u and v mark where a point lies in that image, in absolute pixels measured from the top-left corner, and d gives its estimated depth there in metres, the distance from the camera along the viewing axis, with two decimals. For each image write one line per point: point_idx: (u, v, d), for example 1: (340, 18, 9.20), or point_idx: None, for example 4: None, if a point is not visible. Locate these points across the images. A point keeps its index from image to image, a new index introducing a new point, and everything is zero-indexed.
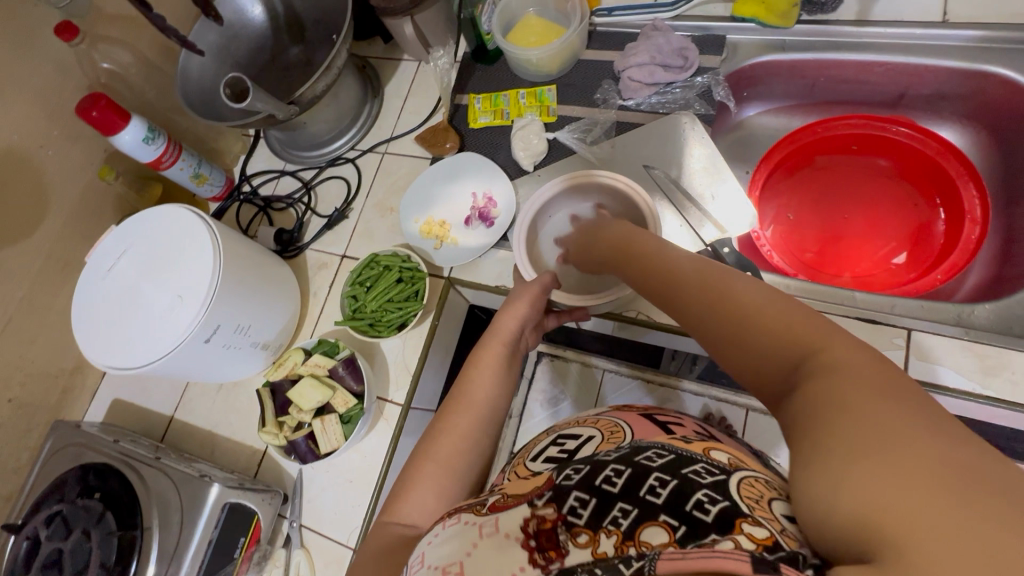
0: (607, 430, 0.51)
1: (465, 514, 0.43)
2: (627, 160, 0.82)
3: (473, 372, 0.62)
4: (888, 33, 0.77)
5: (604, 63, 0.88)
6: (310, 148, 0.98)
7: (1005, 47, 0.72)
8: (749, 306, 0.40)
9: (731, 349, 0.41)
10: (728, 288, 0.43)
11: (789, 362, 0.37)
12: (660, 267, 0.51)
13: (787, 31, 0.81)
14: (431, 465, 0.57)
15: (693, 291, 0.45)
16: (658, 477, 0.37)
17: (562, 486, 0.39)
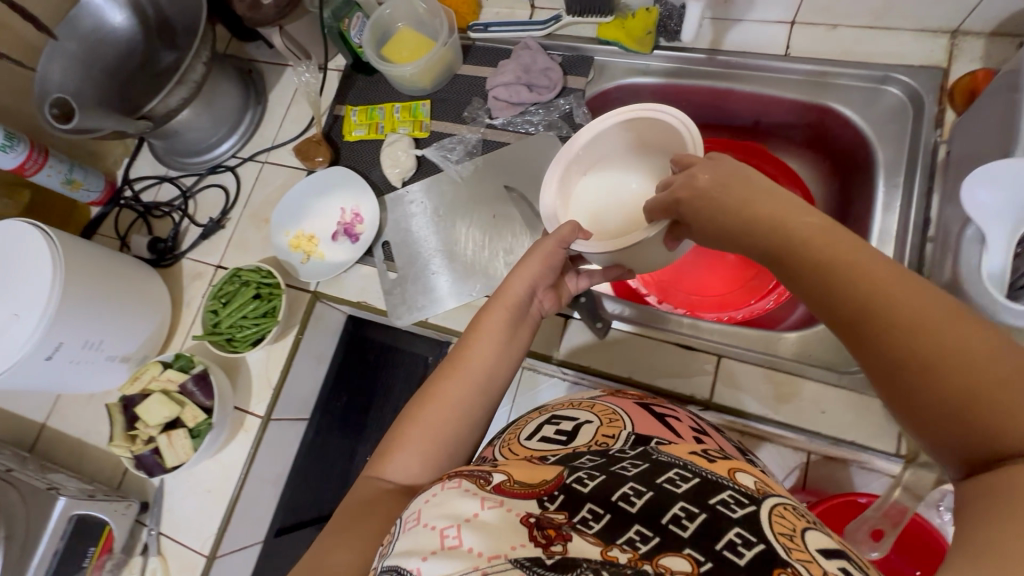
0: (604, 416, 0.56)
1: (467, 481, 0.43)
2: (489, 178, 0.84)
3: (474, 332, 0.59)
4: (737, 64, 0.80)
5: (477, 80, 0.89)
6: (189, 156, 0.97)
7: (838, 83, 0.76)
8: (970, 356, 0.30)
9: (895, 391, 0.33)
10: (927, 317, 0.32)
11: (978, 438, 0.29)
12: (811, 242, 0.37)
13: (648, 56, 0.83)
14: (415, 429, 0.54)
15: (863, 301, 0.34)
16: (685, 507, 0.39)
17: (575, 493, 0.42)
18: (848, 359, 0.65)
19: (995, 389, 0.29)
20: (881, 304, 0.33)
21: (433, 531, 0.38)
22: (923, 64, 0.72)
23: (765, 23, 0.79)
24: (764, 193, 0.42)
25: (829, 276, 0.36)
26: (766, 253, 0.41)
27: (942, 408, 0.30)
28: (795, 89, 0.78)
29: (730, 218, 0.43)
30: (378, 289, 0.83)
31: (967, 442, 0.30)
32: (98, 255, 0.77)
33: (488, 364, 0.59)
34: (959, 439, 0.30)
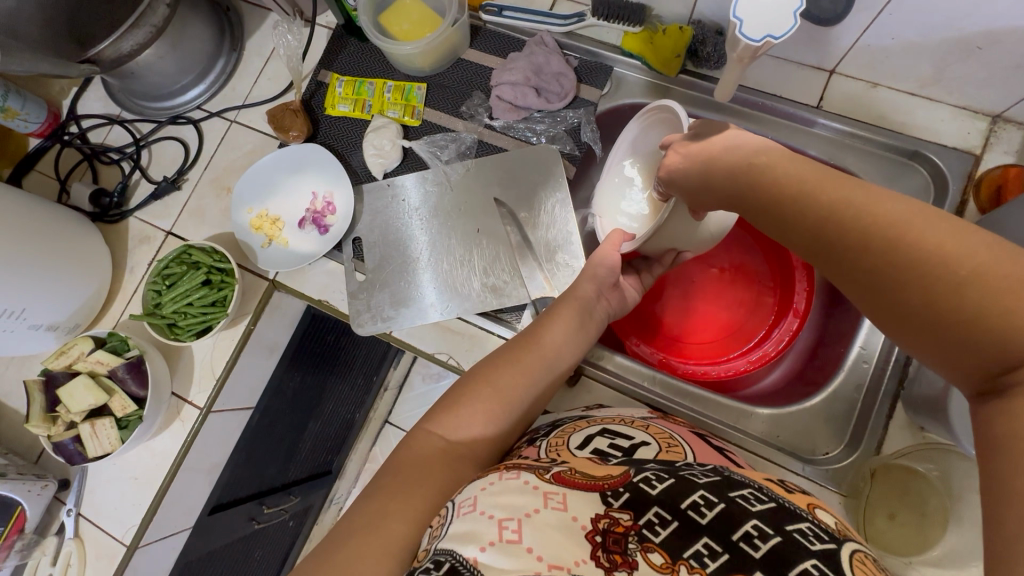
0: (663, 441, 0.56)
1: (526, 473, 0.48)
2: (480, 187, 0.77)
3: (549, 320, 0.64)
4: (763, 106, 0.74)
5: (483, 70, 0.80)
6: (147, 99, 0.85)
7: (863, 148, 0.72)
8: (952, 259, 0.33)
9: (891, 311, 0.36)
10: (911, 232, 0.35)
11: (991, 359, 0.31)
12: (800, 198, 0.42)
13: (671, 78, 0.75)
14: (486, 387, 0.59)
15: (853, 233, 0.38)
16: (757, 526, 0.41)
17: (643, 494, 0.45)
18: (812, 449, 0.66)
19: (977, 288, 0.32)
20: (863, 231, 0.37)
21: (492, 519, 0.43)
22: (954, 145, 0.68)
23: (802, 67, 0.72)
24: (779, 161, 0.46)
25: (823, 218, 0.40)
26: (767, 218, 0.46)
27: (951, 327, 0.33)
28: (819, 146, 0.73)
29: (738, 182, 0.49)
30: (342, 289, 0.76)
31: (965, 349, 0.32)
32: (24, 211, 0.68)
33: (565, 353, 0.63)
34: (960, 350, 0.32)
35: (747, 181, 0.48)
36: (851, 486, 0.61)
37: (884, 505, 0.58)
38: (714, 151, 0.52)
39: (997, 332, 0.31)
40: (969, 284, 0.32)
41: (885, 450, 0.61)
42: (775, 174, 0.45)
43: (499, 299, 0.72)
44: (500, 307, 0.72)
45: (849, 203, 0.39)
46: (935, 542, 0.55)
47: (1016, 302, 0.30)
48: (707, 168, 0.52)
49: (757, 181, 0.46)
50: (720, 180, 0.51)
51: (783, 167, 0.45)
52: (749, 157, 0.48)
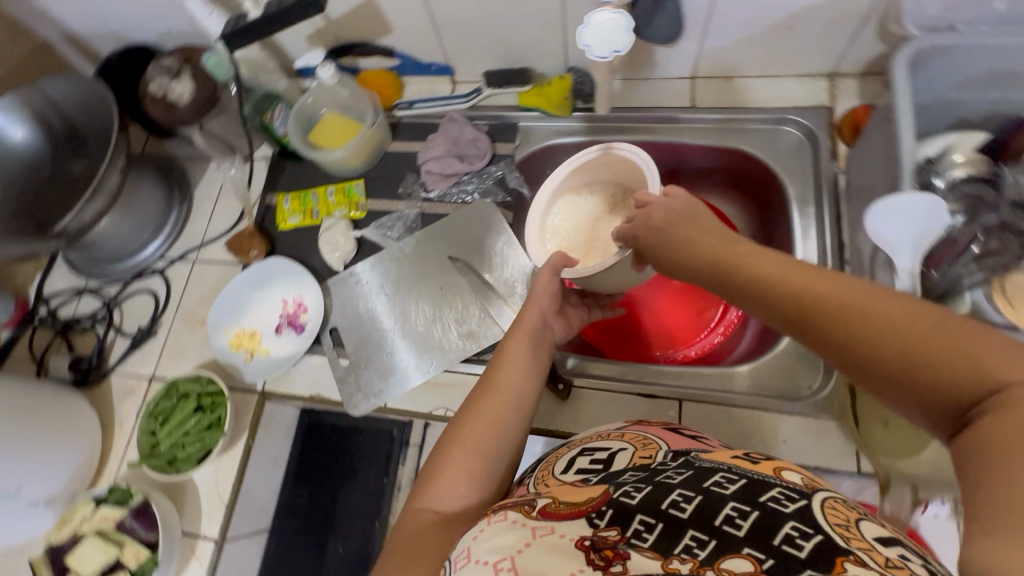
0: (637, 442, 0.59)
1: (512, 512, 0.48)
2: (434, 251, 0.84)
3: (502, 359, 0.65)
4: (652, 116, 0.84)
5: (409, 155, 0.90)
6: (111, 264, 0.91)
7: (740, 126, 0.82)
8: (916, 339, 0.35)
9: (864, 363, 0.37)
10: (865, 293, 0.38)
11: (961, 399, 0.33)
12: (751, 269, 0.45)
13: (567, 117, 0.86)
14: (460, 449, 0.58)
15: (822, 298, 0.40)
16: (736, 507, 0.41)
17: (624, 507, 0.44)
18: (798, 387, 0.70)
19: (943, 338, 0.34)
20: (837, 299, 0.39)
21: (484, 565, 0.42)
22: (809, 104, 0.80)
23: (669, 79, 0.85)
24: (724, 240, 0.50)
25: (781, 285, 0.43)
26: (728, 286, 0.47)
27: (922, 373, 0.35)
28: (705, 135, 0.83)
29: (693, 259, 0.51)
30: (330, 379, 0.79)
31: (938, 392, 0.34)
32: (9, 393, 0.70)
33: (528, 388, 0.64)
34: (933, 396, 0.34)
35: (705, 256, 0.50)
36: (838, 408, 0.66)
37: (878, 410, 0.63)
38: (660, 196, 0.57)
39: (964, 374, 0.33)
40: (929, 336, 0.35)
41: None
42: (727, 250, 0.48)
43: (480, 342, 0.77)
44: (482, 349, 0.77)
45: (824, 280, 0.41)
46: None
47: (979, 353, 0.33)
48: (672, 242, 0.53)
49: (730, 260, 0.48)
50: (685, 259, 0.52)
51: (733, 246, 0.49)
52: (701, 232, 0.52)
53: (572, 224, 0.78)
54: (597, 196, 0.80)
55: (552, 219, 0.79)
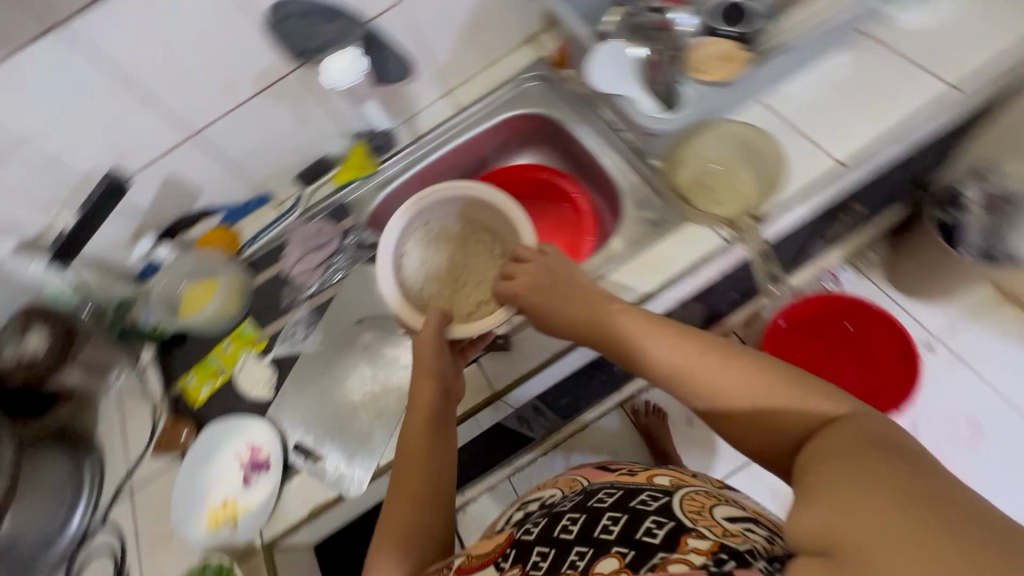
0: (565, 483, 0.69)
1: None
2: (341, 325, 0.90)
3: (407, 438, 0.68)
4: (437, 133, 1.02)
5: (274, 275, 0.97)
6: (48, 553, 0.84)
7: (500, 101, 1.02)
8: (768, 392, 0.53)
9: (702, 397, 0.56)
10: (682, 352, 0.59)
11: (797, 432, 0.51)
12: (615, 325, 0.64)
13: (379, 171, 1.02)
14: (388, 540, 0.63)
15: (647, 350, 0.60)
16: (610, 516, 0.52)
17: (525, 543, 0.54)
18: (658, 219, 0.82)
19: (772, 412, 0.53)
20: (688, 360, 0.58)
21: None
22: (533, 61, 1.03)
23: (433, 104, 1.04)
24: (567, 298, 0.68)
25: (621, 344, 0.63)
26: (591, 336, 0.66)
27: (744, 418, 0.54)
28: (481, 121, 1.02)
29: (556, 322, 0.69)
30: (317, 486, 0.78)
31: (775, 432, 0.52)
32: None
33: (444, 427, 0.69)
34: (768, 438, 0.53)
35: (562, 295, 0.68)
36: (680, 207, 0.81)
37: (707, 197, 0.80)
38: (539, 253, 0.72)
39: (764, 423, 0.53)
40: (758, 403, 0.53)
41: (666, 171, 0.84)
42: (579, 307, 0.67)
43: None
44: None
45: (679, 341, 0.59)
46: (740, 180, 0.79)
47: (797, 423, 0.51)
48: (554, 318, 0.69)
49: (592, 316, 0.66)
50: (562, 326, 0.68)
51: (578, 292, 0.68)
52: (541, 293, 0.69)
53: (432, 267, 0.83)
54: (448, 228, 0.84)
55: (407, 255, 0.79)
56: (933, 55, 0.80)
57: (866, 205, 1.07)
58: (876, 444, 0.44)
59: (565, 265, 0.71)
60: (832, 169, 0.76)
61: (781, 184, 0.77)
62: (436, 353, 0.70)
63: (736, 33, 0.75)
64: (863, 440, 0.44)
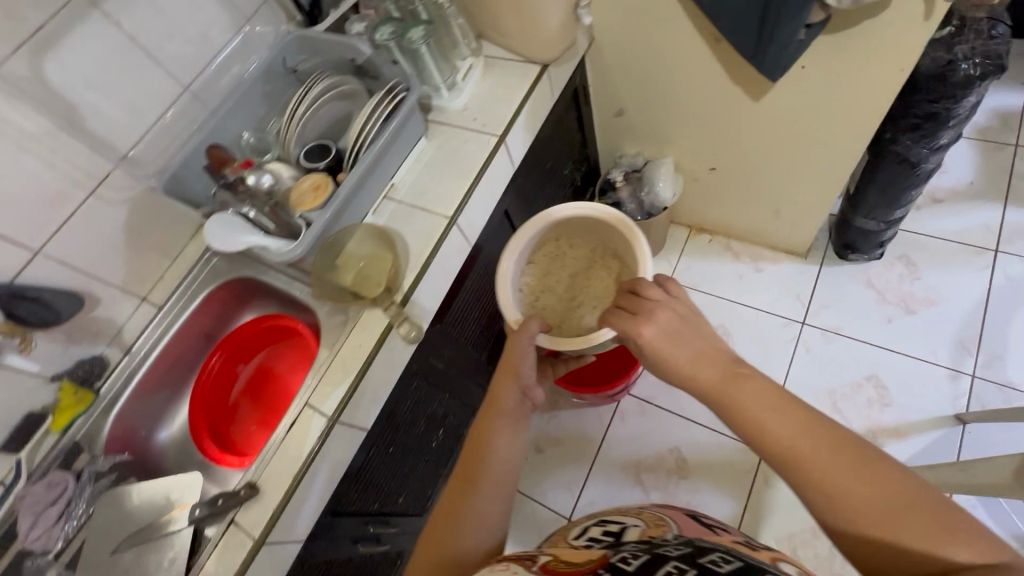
0: (649, 522, 0.78)
1: (513, 564, 0.61)
2: (93, 566, 0.86)
3: (477, 443, 0.81)
4: (148, 337, 1.08)
5: (11, 556, 0.90)
6: None
7: (195, 283, 1.11)
8: (895, 512, 0.51)
9: (816, 483, 0.55)
10: (858, 473, 0.54)
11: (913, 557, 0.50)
12: (771, 436, 0.59)
13: (97, 398, 1.02)
14: (432, 553, 0.74)
15: (836, 458, 0.55)
16: (721, 558, 0.51)
17: (623, 563, 0.54)
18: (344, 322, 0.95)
19: (898, 515, 0.51)
20: (819, 457, 0.56)
21: None
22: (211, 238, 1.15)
23: (134, 312, 1.10)
24: (772, 417, 0.60)
25: (788, 446, 0.58)
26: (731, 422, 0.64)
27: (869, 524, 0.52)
28: (185, 308, 1.10)
29: (716, 403, 0.66)
30: None
31: (858, 511, 0.53)
32: None
33: (484, 504, 0.76)
34: (855, 523, 0.53)
35: (724, 403, 0.65)
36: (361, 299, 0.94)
37: (371, 287, 0.94)
38: (654, 305, 0.76)
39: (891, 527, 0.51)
40: (887, 508, 0.51)
41: (341, 277, 0.97)
42: (740, 410, 0.63)
43: (180, 551, 0.83)
44: (187, 552, 0.83)
45: (811, 430, 0.58)
46: (391, 259, 0.95)
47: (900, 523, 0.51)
48: (663, 364, 0.72)
49: (758, 421, 0.61)
50: (686, 380, 0.69)
51: (751, 407, 0.62)
52: (722, 393, 0.65)
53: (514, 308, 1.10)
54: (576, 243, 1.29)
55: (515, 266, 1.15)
56: (482, 121, 1.08)
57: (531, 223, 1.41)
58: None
59: (677, 319, 0.75)
60: (444, 225, 0.98)
61: (411, 255, 0.96)
62: (515, 367, 0.87)
63: (322, 166, 0.96)
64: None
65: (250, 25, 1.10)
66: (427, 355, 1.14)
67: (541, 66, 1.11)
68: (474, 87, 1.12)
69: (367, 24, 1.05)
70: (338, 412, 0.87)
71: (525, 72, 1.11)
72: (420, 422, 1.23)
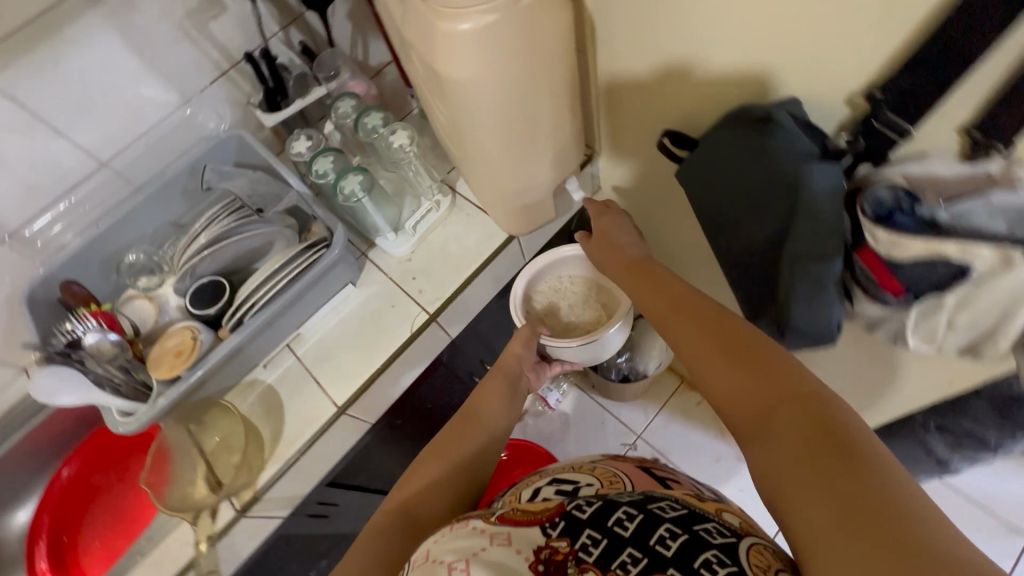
0: (604, 476, 0.57)
1: (472, 519, 0.52)
2: None
3: (483, 391, 0.77)
4: (18, 418, 1.00)
5: None
6: None
7: None
8: (732, 346, 0.48)
9: (680, 340, 0.54)
10: (726, 325, 0.50)
11: (758, 400, 0.44)
12: (668, 289, 0.61)
13: None
14: (409, 487, 0.64)
15: (700, 313, 0.54)
16: (669, 529, 0.45)
17: (575, 519, 0.48)
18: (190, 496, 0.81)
19: (751, 350, 0.47)
20: (692, 301, 0.56)
21: (440, 564, 0.47)
22: None
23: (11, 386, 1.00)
24: (656, 274, 0.65)
25: (671, 294, 0.60)
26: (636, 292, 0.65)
27: (718, 351, 0.49)
28: None
29: (627, 280, 0.69)
30: None
31: (715, 367, 0.48)
32: None
33: (463, 450, 0.68)
34: (708, 365, 0.49)
35: (634, 269, 0.69)
36: (213, 481, 0.80)
37: (227, 468, 0.80)
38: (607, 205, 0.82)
39: (734, 349, 0.48)
40: (733, 353, 0.48)
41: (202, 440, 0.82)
42: (649, 270, 0.66)
43: None
44: None
45: (683, 293, 0.59)
46: (263, 439, 0.82)
47: (744, 354, 0.47)
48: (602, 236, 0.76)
49: (653, 283, 0.63)
50: (614, 253, 0.74)
51: (662, 272, 0.64)
52: (637, 260, 0.70)
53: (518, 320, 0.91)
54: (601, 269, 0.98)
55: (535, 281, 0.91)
56: (420, 285, 0.90)
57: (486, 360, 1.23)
58: (804, 464, 0.37)
59: (631, 229, 0.76)
60: (331, 417, 0.82)
61: (281, 444, 0.81)
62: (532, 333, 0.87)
63: (210, 313, 0.81)
64: (822, 448, 0.37)
65: (192, 106, 0.94)
66: (305, 516, 1.00)
67: (510, 238, 0.91)
68: (429, 233, 0.93)
69: (313, 144, 0.87)
70: None
71: (490, 238, 0.92)
72: (292, 564, 1.09)
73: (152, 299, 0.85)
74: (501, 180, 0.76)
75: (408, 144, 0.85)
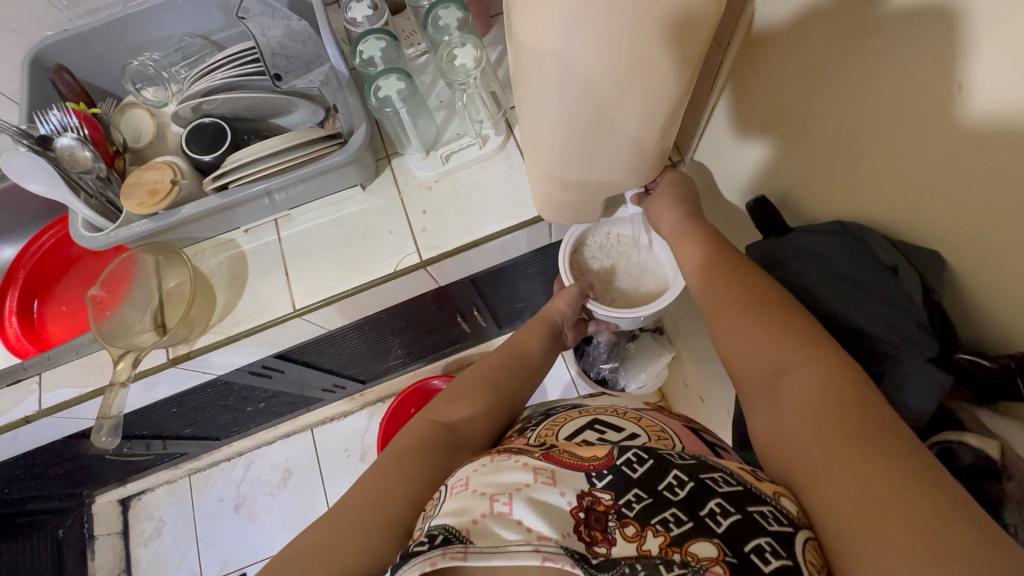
0: (652, 431, 0.56)
1: (520, 456, 0.49)
2: None
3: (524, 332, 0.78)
4: None
5: None
6: None
7: None
8: (767, 327, 0.49)
9: (720, 311, 0.54)
10: (775, 298, 0.50)
11: (783, 372, 0.46)
12: (721, 257, 0.58)
13: None
14: (451, 393, 0.65)
15: (755, 283, 0.53)
16: (720, 502, 0.40)
17: (624, 476, 0.44)
18: (129, 326, 0.81)
19: (785, 329, 0.47)
20: (744, 271, 0.55)
21: (483, 494, 0.44)
22: None
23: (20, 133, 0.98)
24: (710, 246, 0.61)
25: (721, 264, 0.58)
26: (699, 241, 0.62)
27: (757, 328, 0.49)
28: None
29: (681, 249, 0.65)
30: None
31: (750, 336, 0.50)
32: None
33: (503, 386, 0.68)
34: (746, 339, 0.50)
35: (687, 232, 0.64)
36: (157, 322, 0.79)
37: (173, 314, 0.79)
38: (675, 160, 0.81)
39: (773, 327, 0.48)
40: (767, 332, 0.48)
41: (162, 275, 0.80)
42: (706, 232, 0.63)
43: None
44: None
45: (741, 260, 0.57)
46: (219, 302, 0.80)
47: (780, 336, 0.47)
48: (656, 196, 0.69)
49: (716, 246, 0.60)
50: (687, 206, 0.67)
51: (719, 245, 0.61)
52: (691, 224, 0.65)
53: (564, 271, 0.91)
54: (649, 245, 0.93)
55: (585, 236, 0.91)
56: (426, 222, 0.80)
57: (479, 305, 1.16)
58: (830, 431, 0.39)
59: (683, 184, 0.69)
60: (283, 315, 0.79)
61: (229, 318, 0.79)
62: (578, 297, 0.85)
63: (204, 161, 0.74)
64: (852, 421, 0.38)
65: None
66: (245, 372, 1.01)
67: (540, 219, 0.79)
68: (463, 169, 0.81)
69: (373, 15, 0.76)
70: (53, 409, 0.80)
71: (520, 206, 0.79)
72: (230, 399, 1.15)
73: (153, 115, 0.80)
74: (554, 167, 0.62)
75: (472, 65, 0.71)
